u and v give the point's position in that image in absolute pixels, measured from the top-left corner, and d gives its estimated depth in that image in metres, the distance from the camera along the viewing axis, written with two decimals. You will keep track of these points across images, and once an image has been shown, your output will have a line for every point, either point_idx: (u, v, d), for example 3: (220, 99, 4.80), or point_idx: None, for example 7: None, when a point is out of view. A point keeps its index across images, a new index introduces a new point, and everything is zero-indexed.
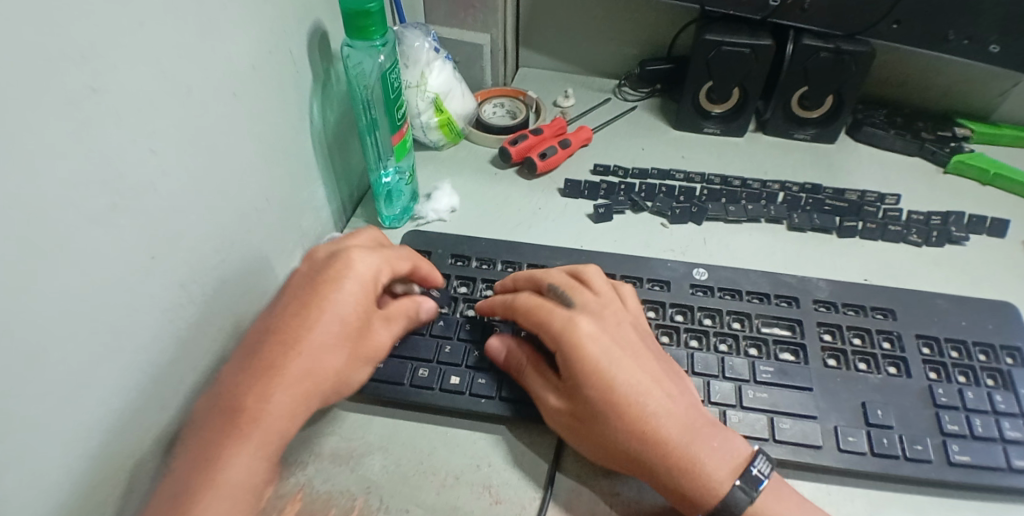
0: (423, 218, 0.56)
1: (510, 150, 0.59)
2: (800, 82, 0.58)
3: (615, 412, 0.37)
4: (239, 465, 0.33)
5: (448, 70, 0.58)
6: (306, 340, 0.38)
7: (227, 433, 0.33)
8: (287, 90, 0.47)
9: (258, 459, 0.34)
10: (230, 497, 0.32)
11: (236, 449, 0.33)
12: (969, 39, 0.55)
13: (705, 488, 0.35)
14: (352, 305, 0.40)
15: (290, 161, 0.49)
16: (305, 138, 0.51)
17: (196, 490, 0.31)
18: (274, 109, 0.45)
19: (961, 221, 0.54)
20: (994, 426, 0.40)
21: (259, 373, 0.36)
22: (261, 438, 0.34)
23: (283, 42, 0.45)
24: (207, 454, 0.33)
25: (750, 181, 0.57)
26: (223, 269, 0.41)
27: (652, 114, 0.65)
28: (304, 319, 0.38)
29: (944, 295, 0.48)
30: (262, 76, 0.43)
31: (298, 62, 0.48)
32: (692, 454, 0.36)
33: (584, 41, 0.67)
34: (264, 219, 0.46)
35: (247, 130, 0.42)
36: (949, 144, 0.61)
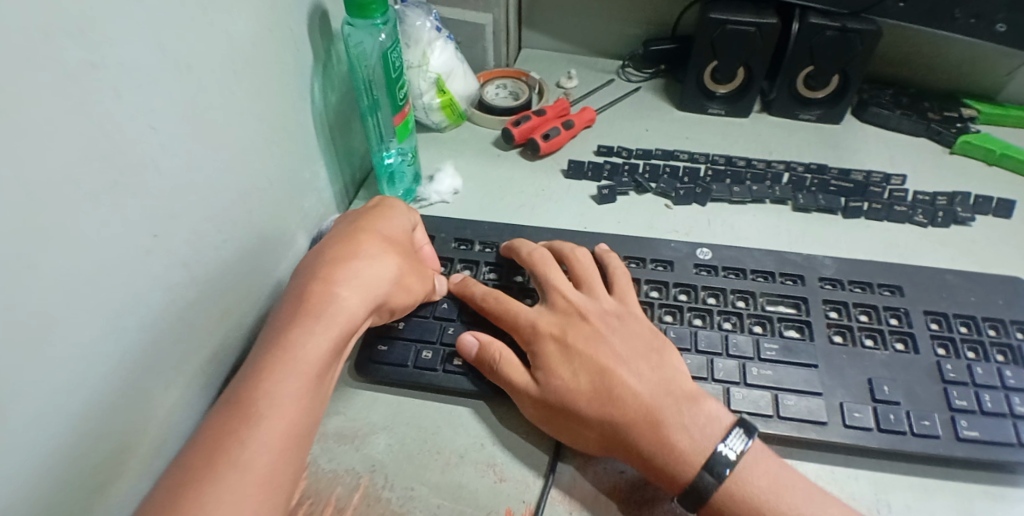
0: (425, 200, 0.56)
1: (513, 131, 0.58)
2: (806, 62, 0.57)
3: (581, 400, 0.38)
4: (312, 343, 0.35)
5: (449, 50, 0.58)
6: (369, 248, 0.41)
7: (299, 317, 0.36)
8: (287, 69, 0.47)
9: (327, 340, 0.36)
10: (304, 371, 0.34)
11: (313, 328, 0.36)
12: (976, 17, 0.55)
13: (682, 466, 0.35)
14: (398, 239, 0.45)
15: (291, 142, 0.49)
16: (305, 118, 0.50)
17: (271, 363, 0.34)
18: (273, 88, 0.45)
19: (967, 201, 0.54)
20: (1004, 402, 0.40)
21: (330, 267, 0.39)
22: (338, 317, 0.37)
23: (283, 21, 0.45)
24: (285, 333, 0.35)
25: (754, 161, 0.57)
26: (225, 249, 0.40)
27: (656, 94, 0.64)
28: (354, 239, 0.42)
29: (953, 272, 0.48)
30: (262, 54, 0.43)
31: (299, 41, 0.48)
32: (667, 435, 0.36)
33: (588, 21, 0.66)
34: (266, 199, 0.46)
35: (248, 109, 0.42)
36: (955, 125, 0.60)
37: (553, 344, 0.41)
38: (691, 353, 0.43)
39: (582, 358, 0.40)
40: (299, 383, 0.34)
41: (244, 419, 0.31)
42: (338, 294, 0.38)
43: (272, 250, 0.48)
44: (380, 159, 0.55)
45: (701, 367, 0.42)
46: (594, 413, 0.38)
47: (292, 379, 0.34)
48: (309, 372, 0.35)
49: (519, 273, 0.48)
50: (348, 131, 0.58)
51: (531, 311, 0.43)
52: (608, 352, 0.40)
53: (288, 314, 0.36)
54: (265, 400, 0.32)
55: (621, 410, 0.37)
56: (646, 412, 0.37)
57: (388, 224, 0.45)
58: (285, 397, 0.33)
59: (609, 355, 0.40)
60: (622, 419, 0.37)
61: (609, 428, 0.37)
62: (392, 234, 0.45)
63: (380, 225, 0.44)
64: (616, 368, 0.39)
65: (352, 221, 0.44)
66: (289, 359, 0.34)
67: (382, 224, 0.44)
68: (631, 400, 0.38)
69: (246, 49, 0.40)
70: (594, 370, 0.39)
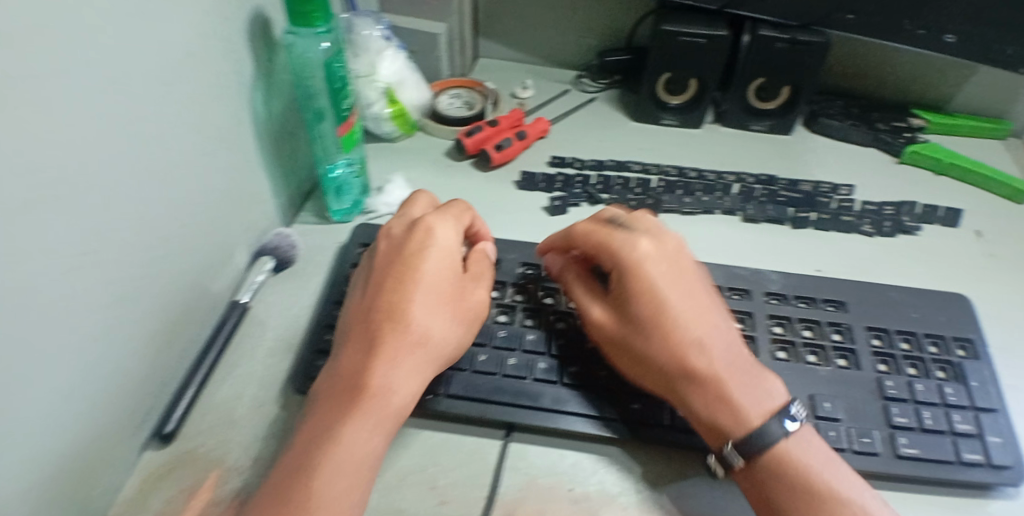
0: (373, 212, 0.55)
1: (465, 142, 0.57)
2: (757, 74, 0.57)
3: (654, 331, 0.38)
4: (355, 437, 0.34)
5: (400, 59, 0.57)
6: (398, 283, 0.40)
7: (349, 407, 0.35)
8: (225, 78, 0.45)
9: (372, 432, 0.35)
10: (351, 464, 0.33)
11: (354, 419, 0.34)
12: (925, 28, 0.55)
13: (722, 433, 0.36)
14: (454, 259, 0.42)
15: (230, 153, 0.47)
16: (245, 128, 0.49)
17: (315, 460, 0.33)
18: (211, 98, 0.43)
19: (914, 211, 0.54)
20: (944, 419, 0.40)
21: (364, 313, 0.39)
22: (393, 376, 0.36)
23: (219, 29, 0.43)
24: (328, 433, 0.34)
25: (705, 173, 0.57)
26: (154, 267, 0.39)
27: (611, 105, 0.64)
28: (395, 295, 0.39)
29: (898, 288, 0.48)
30: (196, 64, 0.41)
31: (237, 50, 0.46)
32: (733, 402, 0.36)
33: (544, 30, 0.66)
34: (201, 213, 0.44)
35: (183, 120, 0.40)
36: (903, 135, 0.61)
37: (671, 287, 0.40)
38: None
39: (625, 309, 0.40)
40: (357, 435, 0.34)
41: (308, 474, 0.32)
42: (394, 343, 0.37)
43: (206, 265, 0.46)
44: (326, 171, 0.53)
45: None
46: (635, 363, 0.39)
47: (358, 430, 0.34)
48: (370, 421, 0.35)
49: None
50: (294, 142, 0.57)
51: (636, 256, 0.41)
52: (648, 306, 0.39)
53: (346, 365, 0.37)
54: (312, 502, 0.31)
55: (655, 366, 0.38)
56: (678, 374, 0.37)
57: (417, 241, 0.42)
58: (332, 496, 0.32)
59: (643, 310, 0.39)
60: (656, 382, 0.38)
61: (650, 378, 0.38)
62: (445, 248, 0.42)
63: (387, 248, 0.42)
64: (666, 319, 0.38)
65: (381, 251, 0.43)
66: (344, 413, 0.34)
67: (406, 244, 0.42)
68: (661, 361, 0.38)
69: (178, 58, 0.39)
70: (637, 320, 0.39)
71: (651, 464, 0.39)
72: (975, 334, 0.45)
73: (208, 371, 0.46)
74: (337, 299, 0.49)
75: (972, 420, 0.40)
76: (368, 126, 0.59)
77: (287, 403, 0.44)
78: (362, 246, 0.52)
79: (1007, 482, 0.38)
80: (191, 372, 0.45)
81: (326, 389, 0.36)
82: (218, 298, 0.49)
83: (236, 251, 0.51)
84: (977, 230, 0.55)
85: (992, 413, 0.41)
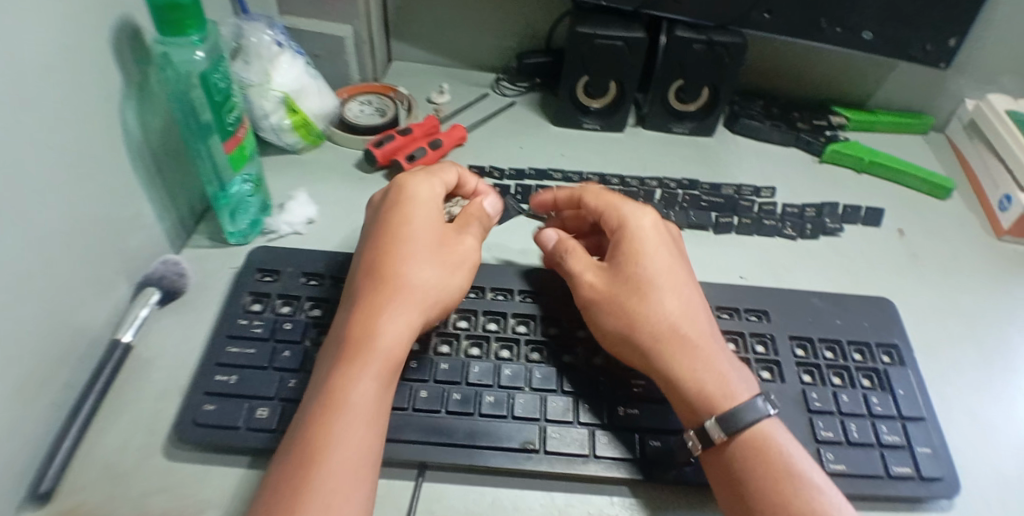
0: (275, 232, 0.50)
1: (374, 152, 0.54)
2: (676, 76, 0.56)
3: (645, 295, 0.39)
4: (381, 351, 0.35)
5: (298, 64, 0.52)
6: (404, 215, 0.41)
7: (365, 326, 0.36)
8: (90, 93, 0.39)
9: (393, 345, 0.36)
10: (371, 383, 0.34)
11: (378, 339, 0.35)
12: (841, 26, 0.54)
13: (707, 408, 0.35)
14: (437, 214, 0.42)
15: (101, 173, 0.41)
16: (116, 148, 0.43)
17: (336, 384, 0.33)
18: (74, 117, 0.38)
19: (836, 212, 0.54)
20: (871, 431, 0.39)
21: (372, 247, 0.40)
22: (425, 279, 0.38)
23: (80, 33, 0.38)
24: (351, 350, 0.35)
25: (629, 180, 0.54)
26: (11, 316, 0.33)
27: (532, 110, 0.61)
28: (397, 231, 0.40)
29: (819, 295, 0.47)
30: (51, 76, 0.35)
31: (99, 61, 0.40)
32: (717, 366, 0.36)
33: (460, 32, 0.63)
34: (70, 242, 0.38)
35: (43, 143, 0.35)
36: (823, 134, 0.60)
37: (666, 257, 0.41)
38: (557, 395, 0.39)
39: (626, 277, 0.40)
40: (386, 341, 0.35)
41: (341, 382, 0.33)
42: (405, 262, 0.39)
43: (82, 302, 0.40)
44: (215, 191, 0.47)
45: (566, 410, 0.39)
46: (625, 323, 0.38)
47: (389, 336, 0.35)
48: (400, 327, 0.36)
49: None
50: (181, 160, 0.51)
51: (642, 233, 0.41)
52: (650, 274, 0.39)
53: (362, 287, 0.38)
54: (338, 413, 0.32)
55: (643, 327, 0.38)
56: (668, 341, 0.37)
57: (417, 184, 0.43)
58: (359, 411, 0.33)
59: (648, 275, 0.39)
60: (642, 342, 0.38)
61: (638, 340, 0.38)
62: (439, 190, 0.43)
63: (394, 187, 0.43)
64: (668, 288, 0.39)
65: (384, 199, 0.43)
66: (376, 323, 0.36)
67: (401, 187, 0.43)
68: (655, 324, 0.38)
69: (28, 67, 0.33)
70: (635, 285, 0.39)
71: (571, 496, 0.36)
72: (899, 338, 0.44)
73: (88, 418, 0.39)
74: (231, 333, 0.43)
75: (899, 430, 0.39)
76: (267, 138, 0.55)
77: (175, 454, 0.39)
78: (260, 272, 0.47)
79: (936, 495, 0.37)
80: (68, 422, 0.39)
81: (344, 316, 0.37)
82: (97, 337, 0.42)
83: (118, 281, 0.44)
84: (899, 228, 0.55)
85: (919, 422, 0.40)
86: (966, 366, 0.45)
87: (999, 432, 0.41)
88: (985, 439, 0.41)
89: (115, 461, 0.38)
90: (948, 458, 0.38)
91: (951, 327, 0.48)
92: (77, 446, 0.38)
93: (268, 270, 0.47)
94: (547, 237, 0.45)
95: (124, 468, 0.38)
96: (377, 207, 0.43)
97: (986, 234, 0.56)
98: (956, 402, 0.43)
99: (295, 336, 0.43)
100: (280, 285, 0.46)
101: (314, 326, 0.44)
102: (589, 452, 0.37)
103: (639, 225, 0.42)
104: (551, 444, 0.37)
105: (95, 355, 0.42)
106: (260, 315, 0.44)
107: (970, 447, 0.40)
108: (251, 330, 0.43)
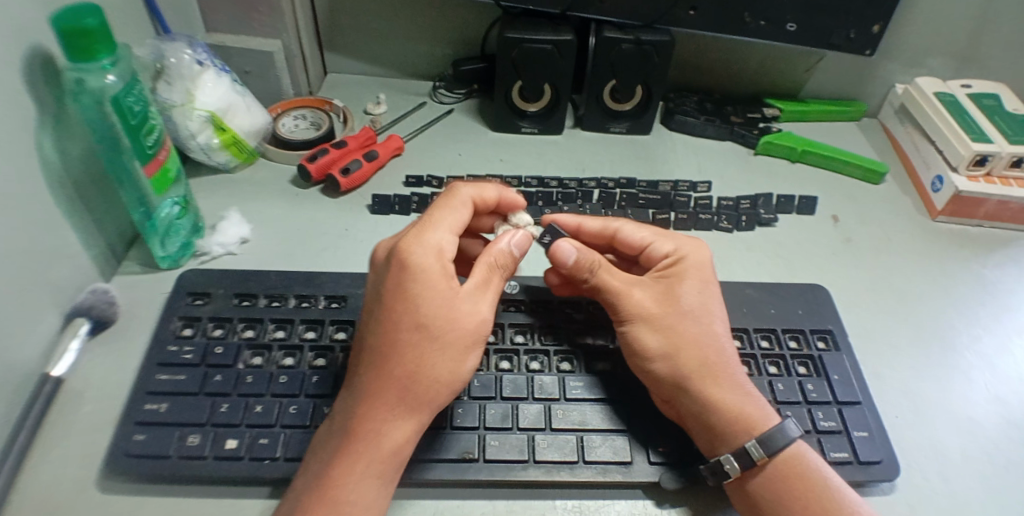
0: (206, 254, 0.49)
1: (309, 167, 0.54)
2: (608, 76, 0.57)
3: (686, 315, 0.39)
4: (387, 425, 0.32)
5: (223, 84, 0.53)
6: (422, 289, 0.33)
7: (368, 400, 0.32)
8: (5, 116, 0.37)
9: (404, 416, 0.32)
10: (377, 456, 0.32)
11: (386, 413, 0.32)
12: (766, 20, 0.55)
13: (745, 429, 0.35)
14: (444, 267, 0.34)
15: (23, 202, 0.39)
16: (36, 174, 0.40)
17: (340, 461, 0.31)
18: None
19: (770, 203, 0.55)
20: (807, 418, 0.39)
21: (377, 318, 0.33)
22: (441, 373, 0.33)
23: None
24: (352, 424, 0.32)
25: (566, 181, 0.55)
26: None
27: (469, 115, 0.63)
28: (404, 290, 0.32)
29: (752, 284, 0.47)
30: None
31: (15, 86, 0.38)
32: (753, 412, 0.36)
33: (396, 43, 0.65)
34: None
35: None
36: (758, 126, 0.63)
37: (709, 280, 0.41)
38: (496, 402, 0.39)
39: (678, 298, 0.39)
40: (389, 442, 0.32)
41: (337, 475, 0.31)
42: (424, 351, 0.32)
43: (9, 333, 0.38)
44: (143, 217, 0.46)
45: (505, 417, 0.38)
46: (671, 342, 0.38)
47: (388, 433, 0.32)
48: (402, 423, 0.32)
49: (309, 330, 0.43)
50: (107, 187, 0.49)
51: (696, 256, 0.42)
52: (696, 296, 0.40)
53: (369, 370, 0.32)
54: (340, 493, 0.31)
55: (687, 351, 0.37)
56: (707, 368, 0.37)
57: (432, 235, 0.34)
58: (361, 488, 0.31)
59: (694, 298, 0.40)
60: (688, 366, 0.37)
61: (683, 362, 0.37)
62: (452, 248, 0.35)
63: (408, 246, 0.34)
64: (711, 314, 0.40)
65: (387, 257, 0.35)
66: (380, 419, 0.32)
67: (413, 251, 0.33)
68: (695, 348, 0.38)
69: None
70: (690, 307, 0.39)
71: (513, 502, 0.36)
72: (833, 323, 0.45)
73: (22, 454, 0.37)
74: (161, 359, 0.40)
75: (835, 415, 0.39)
76: (198, 158, 0.54)
77: (110, 486, 0.36)
78: (190, 295, 0.45)
79: (876, 478, 0.36)
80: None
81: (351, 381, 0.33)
82: (26, 372, 0.39)
83: (46, 312, 0.41)
84: (833, 214, 0.56)
85: (855, 406, 0.40)
86: (902, 346, 0.46)
87: (937, 409, 0.42)
88: (920, 415, 0.41)
89: (50, 496, 0.35)
90: (886, 441, 0.38)
91: (884, 307, 0.49)
92: (11, 483, 0.35)
93: (199, 291, 0.45)
94: (567, 253, 0.40)
95: (57, 505, 0.35)
96: (388, 261, 0.34)
97: (922, 215, 0.57)
98: (893, 383, 0.43)
99: (227, 360, 0.40)
100: (211, 307, 0.44)
101: (248, 347, 0.41)
102: (529, 457, 0.36)
103: (693, 245, 0.43)
104: (490, 452, 0.36)
105: (24, 392, 0.39)
106: (191, 340, 0.42)
107: (911, 427, 0.41)
108: (180, 356, 0.40)
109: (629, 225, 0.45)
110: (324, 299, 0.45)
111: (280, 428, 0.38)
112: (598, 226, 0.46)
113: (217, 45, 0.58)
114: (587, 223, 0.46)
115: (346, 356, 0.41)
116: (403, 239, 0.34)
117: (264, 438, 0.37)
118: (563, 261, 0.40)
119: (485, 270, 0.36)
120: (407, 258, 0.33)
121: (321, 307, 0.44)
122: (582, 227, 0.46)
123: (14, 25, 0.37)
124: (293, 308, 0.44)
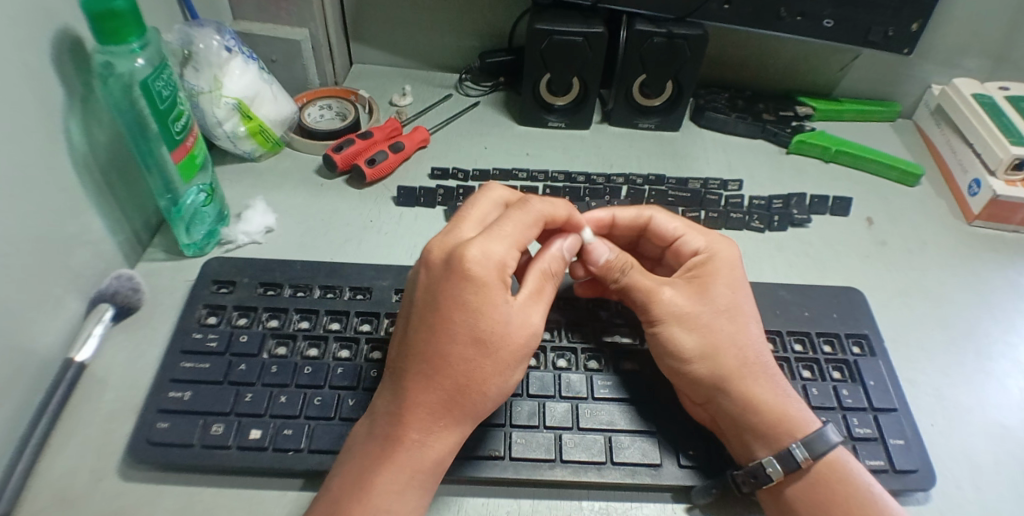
0: (231, 242, 0.49)
1: (334, 157, 0.54)
2: (639, 70, 0.57)
3: (727, 318, 0.38)
4: (431, 435, 0.32)
5: (250, 71, 0.52)
6: (483, 302, 0.32)
7: (413, 409, 0.31)
8: (34, 98, 0.37)
9: (446, 427, 0.32)
10: (416, 468, 0.31)
11: (433, 423, 0.31)
12: (801, 15, 0.54)
13: (785, 433, 0.35)
14: (505, 283, 0.33)
15: (51, 185, 0.39)
16: (64, 156, 0.40)
17: (379, 468, 0.31)
18: (20, 119, 0.36)
19: (803, 203, 0.54)
20: (842, 425, 0.37)
21: (430, 327, 0.32)
22: (490, 386, 0.32)
23: (23, 40, 0.36)
24: (396, 430, 0.31)
25: (594, 177, 0.54)
26: None
27: (495, 109, 0.63)
28: (459, 309, 0.31)
29: (786, 286, 0.46)
30: None
31: (42, 72, 0.37)
32: (794, 415, 0.35)
33: (424, 33, 0.66)
34: (17, 261, 0.36)
35: None
36: (790, 125, 0.62)
37: (738, 279, 0.40)
38: (523, 399, 0.38)
39: (711, 297, 0.39)
40: (433, 452, 0.32)
41: (371, 483, 0.30)
42: (480, 366, 0.32)
43: (33, 316, 0.37)
44: (168, 204, 0.46)
45: (532, 414, 0.37)
46: (706, 342, 0.37)
47: (434, 444, 0.32)
48: (447, 433, 0.32)
49: (334, 321, 0.42)
50: (134, 172, 0.48)
51: (727, 254, 0.41)
52: (729, 294, 0.39)
53: (416, 382, 0.31)
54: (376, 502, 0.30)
55: (726, 351, 0.37)
56: (746, 368, 0.37)
57: (497, 246, 0.33)
58: (396, 498, 0.30)
59: (727, 297, 0.39)
60: (728, 366, 0.36)
61: (722, 363, 0.36)
62: (514, 262, 0.34)
63: (470, 255, 0.32)
64: (743, 315, 0.39)
65: (442, 265, 0.33)
66: (426, 430, 0.31)
67: (478, 260, 0.32)
68: (734, 348, 0.37)
69: None
70: (724, 306, 0.38)
71: (538, 501, 0.35)
72: (869, 328, 0.43)
73: (42, 441, 0.36)
74: (185, 347, 0.40)
75: (872, 422, 0.38)
76: (223, 146, 0.54)
77: (130, 475, 0.36)
78: (215, 283, 0.44)
79: (911, 487, 0.35)
80: (17, 450, 0.35)
81: (395, 387, 0.32)
82: (48, 357, 0.39)
83: (69, 298, 0.41)
84: (868, 217, 0.55)
85: (891, 413, 0.38)
86: (939, 353, 0.44)
87: (975, 419, 0.41)
88: (959, 423, 0.40)
89: (71, 482, 0.35)
90: (922, 449, 0.37)
91: (921, 312, 0.47)
92: (31, 469, 0.35)
93: (223, 279, 0.44)
94: (600, 253, 0.40)
95: (78, 493, 0.35)
96: (445, 263, 0.33)
97: (957, 220, 0.56)
98: (929, 391, 0.42)
99: (251, 349, 0.40)
100: (236, 296, 0.43)
101: (272, 337, 0.41)
102: (557, 457, 0.36)
103: (724, 243, 0.42)
104: (516, 450, 0.36)
105: (48, 375, 0.39)
106: (215, 327, 0.41)
107: (949, 436, 0.39)
108: (205, 344, 0.40)
109: (662, 215, 0.44)
110: (350, 290, 0.44)
111: (304, 420, 0.37)
112: (631, 216, 0.44)
113: (244, 33, 0.58)
114: (619, 216, 0.45)
115: (371, 349, 0.41)
116: (465, 245, 0.32)
117: (288, 429, 0.36)
118: (593, 260, 0.40)
119: (539, 282, 0.35)
120: (469, 268, 0.32)
121: (346, 298, 0.44)
122: (615, 218, 0.45)
123: (45, 8, 0.37)
124: (317, 298, 0.43)
